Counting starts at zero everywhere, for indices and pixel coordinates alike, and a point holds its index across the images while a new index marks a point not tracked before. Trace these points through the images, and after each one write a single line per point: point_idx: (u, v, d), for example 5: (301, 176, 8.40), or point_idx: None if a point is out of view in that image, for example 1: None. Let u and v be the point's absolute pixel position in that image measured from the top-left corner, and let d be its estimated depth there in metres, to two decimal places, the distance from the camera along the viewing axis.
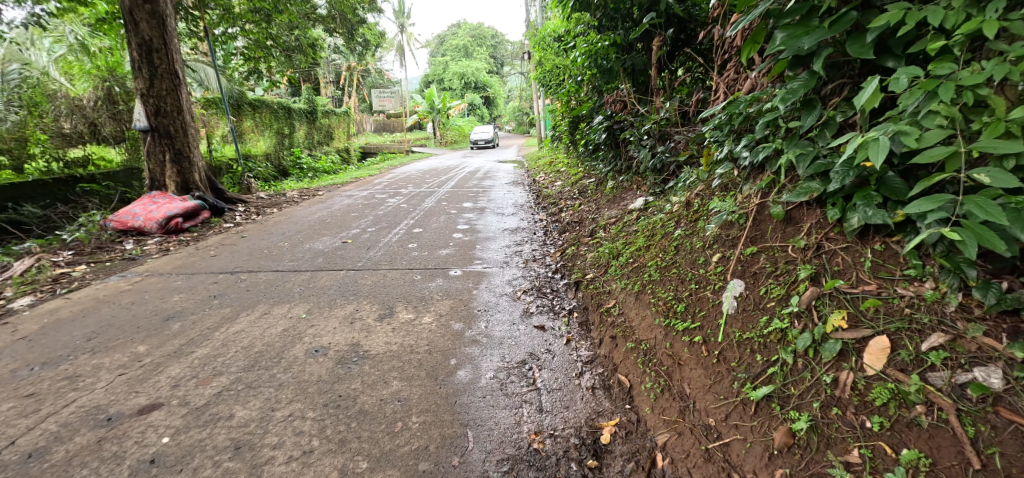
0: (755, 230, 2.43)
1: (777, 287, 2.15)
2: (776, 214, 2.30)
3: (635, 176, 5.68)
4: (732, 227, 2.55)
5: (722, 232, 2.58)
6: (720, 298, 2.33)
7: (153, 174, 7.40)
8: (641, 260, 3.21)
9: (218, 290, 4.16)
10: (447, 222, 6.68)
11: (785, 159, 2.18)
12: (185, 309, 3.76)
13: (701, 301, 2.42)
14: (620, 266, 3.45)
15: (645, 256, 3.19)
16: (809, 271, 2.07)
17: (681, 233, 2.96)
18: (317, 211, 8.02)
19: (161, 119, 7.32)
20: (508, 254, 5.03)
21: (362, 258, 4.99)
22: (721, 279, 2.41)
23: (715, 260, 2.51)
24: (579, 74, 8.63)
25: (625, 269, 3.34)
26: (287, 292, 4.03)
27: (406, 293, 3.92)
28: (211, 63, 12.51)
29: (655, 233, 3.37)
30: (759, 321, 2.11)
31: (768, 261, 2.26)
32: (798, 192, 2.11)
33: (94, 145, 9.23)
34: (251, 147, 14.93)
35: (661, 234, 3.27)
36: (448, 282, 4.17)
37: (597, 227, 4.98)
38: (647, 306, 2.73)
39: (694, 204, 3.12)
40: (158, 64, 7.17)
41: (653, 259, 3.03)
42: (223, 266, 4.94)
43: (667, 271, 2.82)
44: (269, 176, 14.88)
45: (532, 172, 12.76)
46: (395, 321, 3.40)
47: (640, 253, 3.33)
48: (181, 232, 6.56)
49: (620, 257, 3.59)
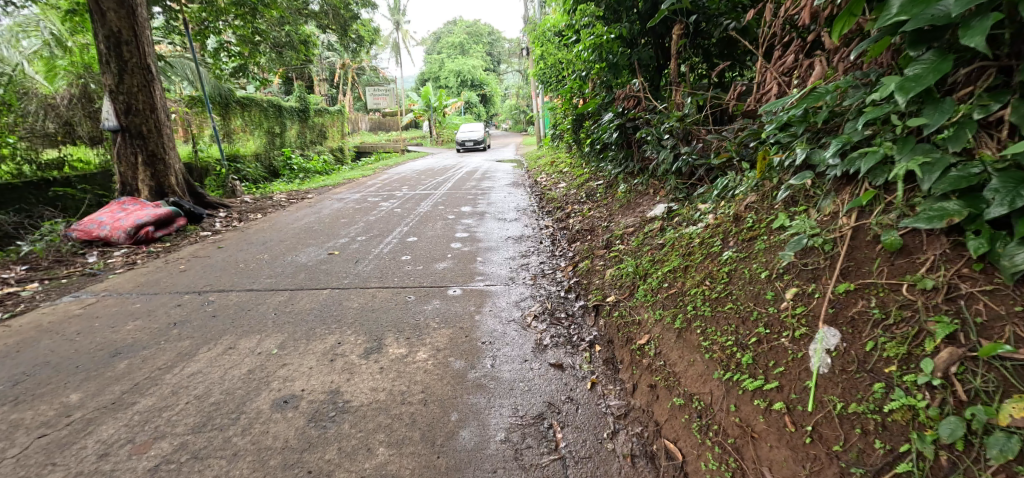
0: (847, 263, 2.02)
1: (891, 343, 1.73)
2: (889, 242, 1.90)
3: (653, 180, 5.14)
4: (813, 255, 2.16)
5: (801, 262, 2.18)
6: (807, 351, 1.90)
7: (124, 178, 6.83)
8: (681, 286, 2.70)
9: (179, 316, 3.61)
10: (444, 229, 6.12)
11: (903, 169, 1.86)
12: (138, 342, 3.22)
13: (777, 353, 1.98)
14: (651, 290, 2.92)
15: (686, 281, 2.69)
16: (947, 328, 1.64)
17: (734, 257, 2.53)
18: (305, 217, 7.46)
19: (132, 118, 6.75)
20: (514, 268, 4.47)
21: (349, 273, 4.43)
22: (802, 324, 1.99)
23: (789, 299, 2.10)
24: (585, 68, 8.09)
25: (658, 295, 2.82)
26: (260, 317, 3.49)
27: (396, 320, 3.37)
28: (193, 59, 11.91)
29: (695, 252, 2.86)
30: (869, 390, 1.68)
31: (873, 306, 1.84)
32: (928, 217, 1.76)
33: (72, 146, 8.58)
34: (239, 147, 14.32)
35: (706, 255, 2.76)
36: (446, 305, 3.63)
37: (613, 237, 4.44)
38: (695, 351, 2.26)
39: (747, 221, 2.66)
40: (128, 58, 6.60)
41: (699, 288, 2.55)
42: (192, 283, 4.38)
43: (720, 306, 2.35)
44: (259, 177, 14.30)
45: (532, 173, 12.18)
46: (383, 358, 2.84)
47: (677, 277, 2.81)
48: (152, 242, 5.99)
49: (649, 279, 3.06)
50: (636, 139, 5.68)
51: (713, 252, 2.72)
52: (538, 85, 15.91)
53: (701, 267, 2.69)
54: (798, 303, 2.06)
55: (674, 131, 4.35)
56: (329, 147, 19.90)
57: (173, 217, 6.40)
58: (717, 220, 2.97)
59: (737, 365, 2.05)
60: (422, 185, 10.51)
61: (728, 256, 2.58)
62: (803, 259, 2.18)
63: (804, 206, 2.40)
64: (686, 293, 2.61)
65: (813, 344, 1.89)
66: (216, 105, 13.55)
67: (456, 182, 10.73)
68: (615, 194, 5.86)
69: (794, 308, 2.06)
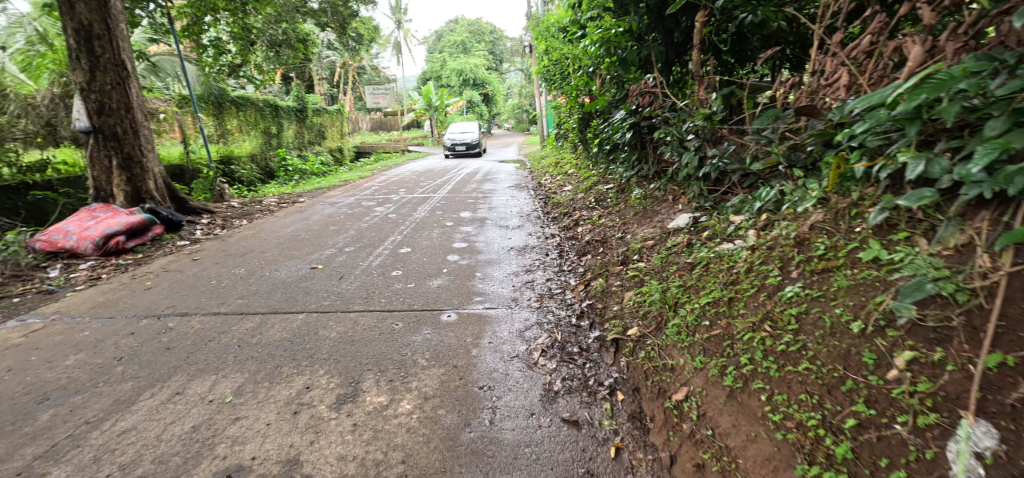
0: (995, 328, 1.65)
1: None
2: None
3: (674, 185, 4.60)
4: (935, 303, 1.81)
5: (922, 313, 1.81)
6: (943, 452, 1.52)
7: (97, 182, 6.33)
8: (731, 327, 2.30)
9: (129, 349, 3.09)
10: (441, 239, 5.59)
11: None
12: (73, 383, 2.72)
13: (891, 447, 1.60)
14: (686, 328, 2.47)
15: (738, 321, 2.29)
16: None
17: (801, 294, 2.18)
18: (292, 223, 6.96)
19: (105, 117, 6.25)
20: (518, 287, 3.94)
21: (330, 293, 3.90)
22: (931, 410, 1.60)
23: (904, 370, 1.72)
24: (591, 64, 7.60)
25: (700, 336, 2.37)
26: (219, 351, 2.97)
27: (379, 356, 2.84)
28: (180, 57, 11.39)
29: (747, 284, 2.45)
30: None
31: None
32: None
33: (58, 148, 8.07)
34: (233, 148, 13.85)
35: (759, 286, 2.39)
36: (439, 334, 3.11)
37: (631, 252, 3.88)
38: (763, 426, 1.85)
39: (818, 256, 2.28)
40: (100, 52, 6.11)
41: (758, 335, 2.16)
42: (153, 305, 3.87)
43: (793, 365, 1.96)
44: (254, 179, 13.84)
45: (536, 174, 11.61)
46: (358, 410, 2.33)
47: (721, 313, 2.40)
48: (123, 253, 5.49)
49: (686, 311, 2.56)
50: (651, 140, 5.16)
51: (770, 276, 2.40)
52: (541, 83, 15.37)
53: (750, 301, 2.35)
54: (920, 375, 1.69)
55: (700, 130, 3.80)
56: (328, 147, 19.37)
57: (148, 225, 5.90)
58: (770, 244, 2.58)
59: (829, 459, 1.65)
60: (420, 188, 10.00)
61: (792, 293, 2.23)
62: (919, 310, 1.82)
63: (908, 232, 2.06)
64: (742, 340, 2.20)
65: (955, 442, 1.52)
66: (209, 104, 13.05)
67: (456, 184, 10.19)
68: (628, 200, 5.32)
69: (911, 383, 1.68)
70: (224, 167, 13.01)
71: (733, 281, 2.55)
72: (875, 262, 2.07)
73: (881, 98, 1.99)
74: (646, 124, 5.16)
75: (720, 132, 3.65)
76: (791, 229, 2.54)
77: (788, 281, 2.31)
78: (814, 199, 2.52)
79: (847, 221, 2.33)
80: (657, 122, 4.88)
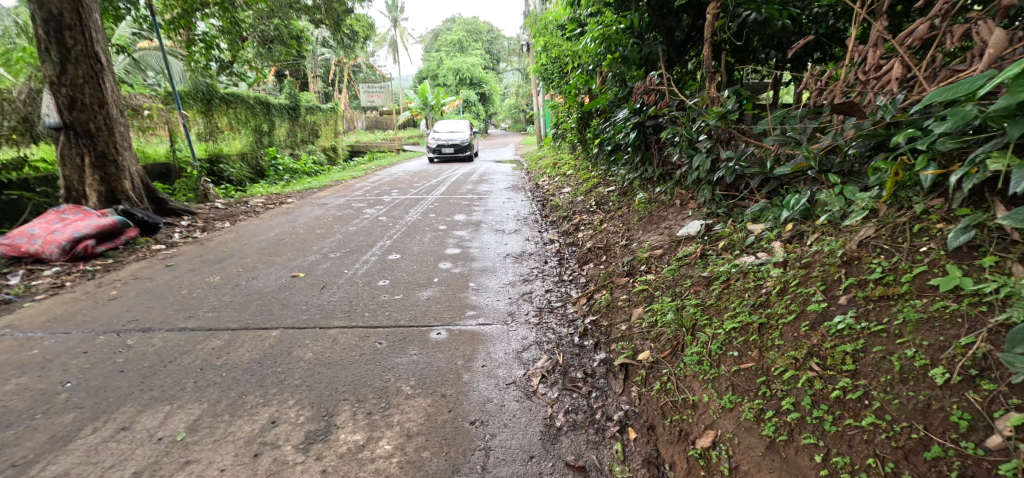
0: None
1: None
2: None
3: (683, 189, 4.29)
4: None
5: None
6: None
7: (69, 182, 5.99)
8: (764, 360, 2.00)
9: (77, 372, 2.76)
10: (433, 244, 5.25)
11: None
12: (6, 414, 2.39)
13: None
14: (709, 357, 2.17)
15: (777, 353, 1.99)
16: None
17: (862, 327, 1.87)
18: (278, 226, 6.62)
19: (78, 113, 5.91)
20: (514, 300, 3.61)
21: (310, 305, 3.57)
22: None
23: (1016, 439, 1.41)
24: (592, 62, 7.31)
25: (727, 368, 2.06)
26: (178, 376, 2.65)
27: (357, 382, 2.52)
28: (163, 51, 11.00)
29: (782, 309, 2.14)
30: None
31: None
32: None
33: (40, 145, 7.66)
34: (223, 146, 13.45)
35: (798, 313, 2.09)
36: (427, 356, 2.79)
37: (639, 262, 3.56)
38: None
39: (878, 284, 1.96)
40: (71, 44, 5.77)
41: (804, 376, 1.85)
42: (115, 318, 3.54)
43: (854, 417, 1.66)
44: (243, 179, 13.45)
45: (533, 175, 11.28)
46: (328, 452, 2.02)
47: (751, 343, 2.10)
48: (92, 258, 5.16)
49: (709, 338, 2.25)
50: (657, 141, 4.85)
51: (811, 301, 2.09)
52: (539, 82, 15.06)
53: (787, 330, 2.05)
54: None
55: (713, 129, 3.47)
56: (321, 146, 18.98)
57: (121, 227, 5.56)
58: (808, 264, 2.27)
59: None
60: (414, 189, 9.65)
61: (841, 324, 1.93)
62: None
63: (999, 256, 1.77)
64: (782, 380, 1.89)
65: None
66: (198, 101, 12.67)
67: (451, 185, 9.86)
68: (632, 204, 5.01)
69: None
70: (212, 166, 12.63)
71: (764, 304, 2.24)
72: (960, 291, 1.77)
73: (972, 89, 1.71)
74: (652, 124, 4.85)
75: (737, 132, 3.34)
76: (836, 246, 2.23)
77: (839, 309, 2.00)
78: (864, 210, 2.24)
79: (909, 239, 2.04)
80: (664, 122, 4.56)
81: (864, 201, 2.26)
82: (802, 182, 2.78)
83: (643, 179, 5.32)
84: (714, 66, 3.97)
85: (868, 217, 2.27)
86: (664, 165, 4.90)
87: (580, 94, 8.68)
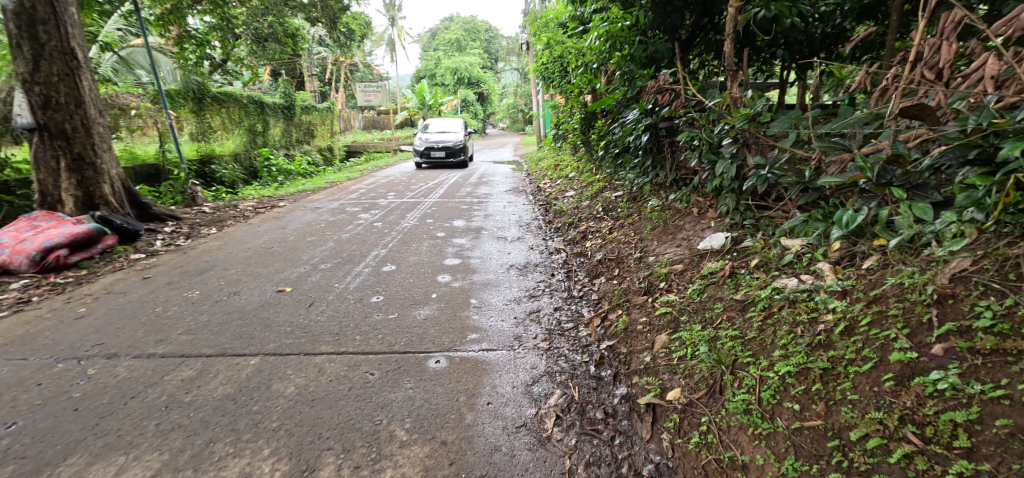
0: None
1: None
2: None
3: (702, 197, 3.96)
4: None
5: None
6: None
7: (43, 186, 5.64)
8: (833, 419, 1.70)
9: (26, 410, 2.44)
10: (430, 253, 4.90)
11: None
12: None
13: None
14: (761, 409, 1.86)
15: (851, 412, 1.69)
16: None
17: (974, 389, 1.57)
18: (267, 232, 6.29)
19: (52, 113, 5.57)
20: (520, 320, 3.27)
21: (295, 326, 3.24)
22: None
23: None
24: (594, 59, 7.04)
25: (785, 426, 1.76)
26: (139, 416, 2.34)
27: (345, 425, 2.20)
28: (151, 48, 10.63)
29: (852, 354, 1.84)
30: None
31: None
32: None
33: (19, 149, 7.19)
34: (215, 146, 13.07)
35: (877, 360, 1.77)
36: (424, 389, 2.47)
37: (658, 279, 3.23)
38: None
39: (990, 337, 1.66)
40: (45, 39, 5.42)
41: (901, 449, 1.54)
42: (79, 342, 3.21)
43: None
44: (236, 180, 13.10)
45: (533, 178, 10.93)
46: None
47: (815, 394, 1.80)
48: (66, 269, 4.83)
49: (759, 384, 1.95)
50: (671, 144, 4.54)
51: (894, 347, 1.78)
52: (539, 82, 14.74)
53: (860, 381, 1.75)
54: None
55: (738, 134, 3.15)
56: (316, 146, 18.58)
57: (98, 236, 5.23)
58: (879, 300, 1.97)
59: None
60: (410, 191, 9.33)
61: (941, 382, 1.62)
62: None
63: None
64: (863, 447, 1.60)
65: None
66: (189, 100, 12.29)
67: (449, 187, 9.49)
68: (644, 211, 4.67)
69: None
70: (203, 167, 12.24)
71: (829, 345, 1.93)
72: None
73: None
74: (666, 127, 4.54)
75: (764, 138, 3.04)
76: (923, 281, 1.92)
77: (934, 361, 1.68)
78: (960, 238, 1.95)
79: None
80: (679, 124, 4.25)
81: (961, 227, 1.99)
82: (853, 196, 2.47)
83: (655, 185, 4.99)
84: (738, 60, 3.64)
85: (956, 246, 1.96)
86: (679, 168, 4.57)
87: (583, 93, 8.37)
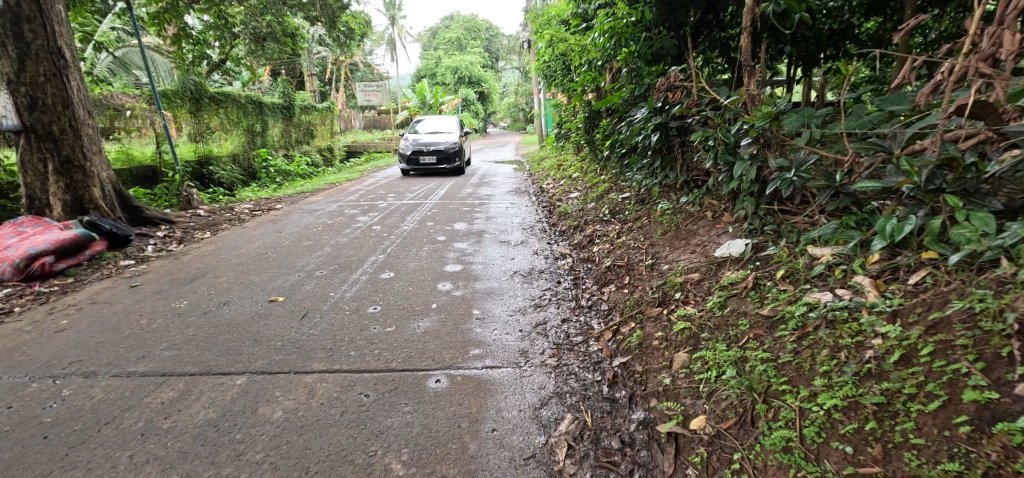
0: None
1: None
2: None
3: (717, 200, 3.74)
4: None
5: None
6: None
7: (31, 190, 5.48)
8: (893, 465, 1.51)
9: None
10: (430, 259, 4.69)
11: None
12: None
13: None
14: (804, 449, 1.67)
15: (915, 459, 1.49)
16: None
17: None
18: (262, 236, 6.10)
19: (40, 114, 5.39)
20: (526, 333, 3.06)
21: (286, 341, 3.05)
22: None
23: None
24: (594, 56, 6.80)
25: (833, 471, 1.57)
26: (112, 446, 2.18)
27: (334, 458, 2.01)
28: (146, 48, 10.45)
29: (911, 389, 1.63)
30: None
31: None
32: None
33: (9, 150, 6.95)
34: (213, 147, 12.89)
35: (947, 398, 1.55)
36: (424, 413, 2.27)
37: (672, 288, 3.02)
38: None
39: None
40: (31, 39, 5.25)
41: None
42: (57, 359, 3.03)
43: None
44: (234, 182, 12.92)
45: (535, 178, 10.73)
46: None
47: (872, 436, 1.60)
48: (51, 277, 4.65)
49: (800, 419, 1.75)
50: (682, 144, 4.33)
51: (966, 384, 1.56)
52: (541, 80, 14.54)
53: (924, 422, 1.55)
54: None
55: (761, 132, 2.93)
56: (316, 147, 18.37)
57: (85, 241, 5.05)
58: (939, 326, 1.76)
59: None
60: (411, 193, 9.14)
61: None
62: None
63: None
64: None
65: None
66: (186, 101, 12.08)
67: (450, 188, 9.28)
68: (654, 215, 4.46)
69: None
70: (201, 168, 12.04)
71: (884, 376, 1.72)
72: None
73: None
74: (677, 126, 4.33)
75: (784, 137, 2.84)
76: (999, 306, 1.67)
77: (1019, 404, 1.45)
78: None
79: None
80: (692, 123, 4.05)
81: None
82: (898, 203, 2.25)
83: (666, 186, 4.78)
84: (757, 54, 3.42)
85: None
86: (690, 169, 4.35)
87: (587, 92, 8.15)
